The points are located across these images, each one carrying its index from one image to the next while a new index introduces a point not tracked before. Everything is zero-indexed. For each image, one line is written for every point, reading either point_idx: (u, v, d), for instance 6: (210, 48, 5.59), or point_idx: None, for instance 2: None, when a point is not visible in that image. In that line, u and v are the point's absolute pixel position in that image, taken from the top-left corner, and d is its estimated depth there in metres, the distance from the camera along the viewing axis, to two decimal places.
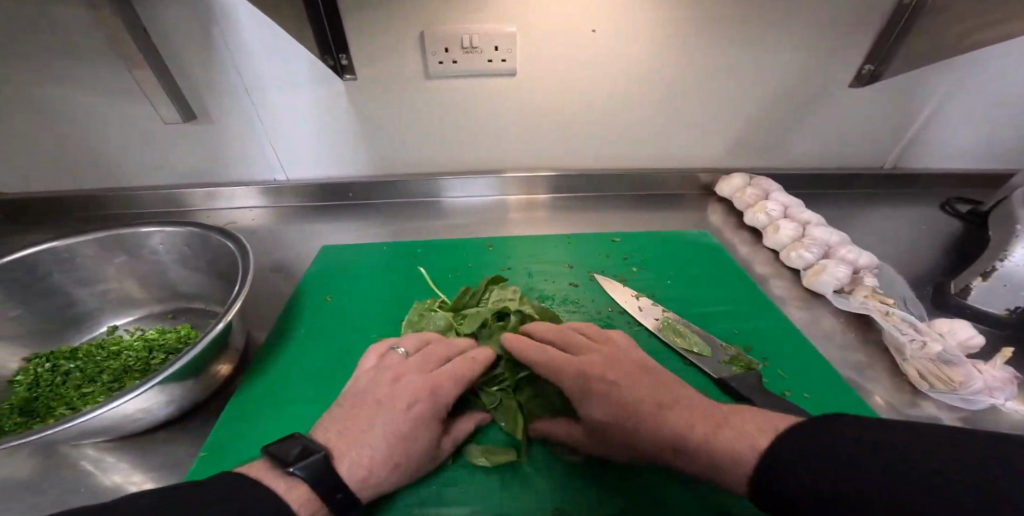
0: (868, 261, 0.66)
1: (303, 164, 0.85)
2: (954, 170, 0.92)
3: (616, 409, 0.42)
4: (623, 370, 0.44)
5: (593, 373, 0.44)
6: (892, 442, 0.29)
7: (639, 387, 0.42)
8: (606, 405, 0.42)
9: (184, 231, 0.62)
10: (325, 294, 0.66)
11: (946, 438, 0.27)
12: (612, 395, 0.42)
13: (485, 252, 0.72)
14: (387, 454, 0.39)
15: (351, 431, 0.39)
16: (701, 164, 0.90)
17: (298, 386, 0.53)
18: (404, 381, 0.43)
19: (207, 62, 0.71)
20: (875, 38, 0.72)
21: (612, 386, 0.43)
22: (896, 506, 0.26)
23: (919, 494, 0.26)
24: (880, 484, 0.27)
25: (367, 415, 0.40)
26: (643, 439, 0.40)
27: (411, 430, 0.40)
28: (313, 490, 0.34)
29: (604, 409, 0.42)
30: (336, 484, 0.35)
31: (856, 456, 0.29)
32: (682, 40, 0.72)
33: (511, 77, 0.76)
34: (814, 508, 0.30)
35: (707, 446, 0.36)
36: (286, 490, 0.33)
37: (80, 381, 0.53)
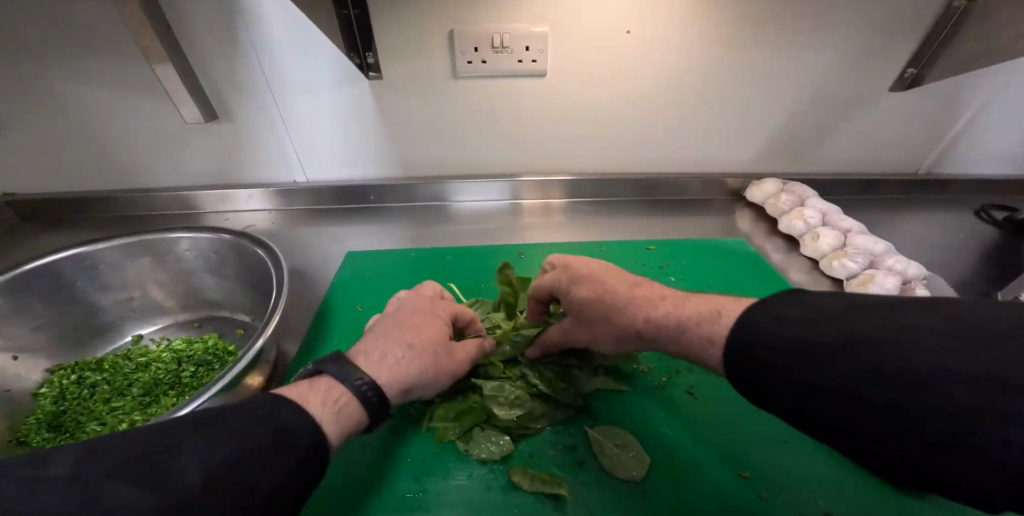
0: (917, 272, 0.64)
1: (324, 166, 0.83)
2: (987, 176, 0.90)
3: (596, 289, 0.44)
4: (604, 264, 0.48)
5: (575, 265, 0.48)
6: (877, 333, 0.26)
7: (617, 276, 0.45)
8: (586, 287, 0.45)
9: (213, 238, 0.60)
10: (355, 304, 0.64)
11: (952, 330, 0.24)
12: (592, 279, 0.45)
13: (517, 260, 0.70)
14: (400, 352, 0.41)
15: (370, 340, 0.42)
16: (729, 169, 0.88)
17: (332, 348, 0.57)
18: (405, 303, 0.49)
19: (232, 60, 0.69)
20: (921, 40, 0.71)
21: (590, 271, 0.46)
22: (862, 398, 0.25)
23: (895, 394, 0.24)
24: (852, 375, 0.26)
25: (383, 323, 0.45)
26: (621, 311, 0.42)
27: (420, 331, 0.43)
28: (333, 380, 0.36)
29: (586, 288, 0.45)
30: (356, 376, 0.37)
31: (834, 346, 0.27)
32: (719, 41, 0.70)
33: (541, 77, 0.73)
34: (769, 385, 0.30)
35: (677, 313, 0.38)
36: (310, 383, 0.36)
37: (109, 394, 0.51)
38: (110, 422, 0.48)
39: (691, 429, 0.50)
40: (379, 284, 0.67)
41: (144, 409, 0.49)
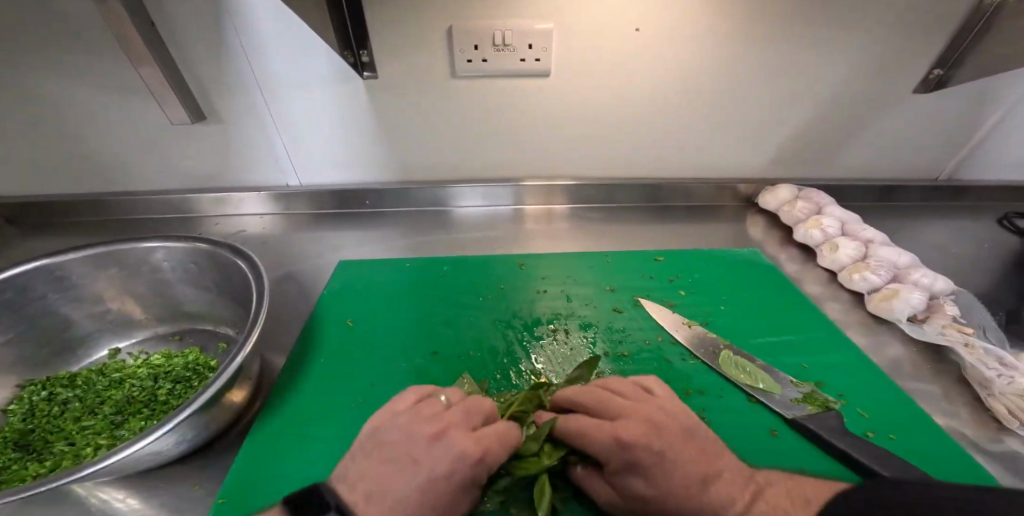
0: (943, 286, 0.61)
1: (318, 169, 0.80)
2: (1011, 183, 0.86)
3: (654, 487, 0.34)
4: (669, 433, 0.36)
5: (637, 441, 0.35)
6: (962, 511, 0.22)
7: (686, 456, 0.35)
8: (646, 481, 0.34)
9: (191, 248, 0.56)
10: (346, 316, 0.60)
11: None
12: (654, 467, 0.34)
13: (517, 271, 0.67)
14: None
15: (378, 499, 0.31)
16: (740, 174, 0.84)
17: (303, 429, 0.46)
18: (444, 438, 0.34)
19: (219, 58, 0.65)
20: (948, 41, 0.67)
21: (658, 462, 0.34)
22: None
23: None
24: None
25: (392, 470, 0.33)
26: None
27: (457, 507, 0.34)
28: None
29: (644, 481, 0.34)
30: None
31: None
32: (733, 41, 0.67)
33: (545, 77, 0.70)
34: None
35: None
36: None
37: (79, 412, 0.48)
38: (78, 444, 0.44)
39: None
40: (372, 296, 0.63)
41: (113, 430, 0.46)
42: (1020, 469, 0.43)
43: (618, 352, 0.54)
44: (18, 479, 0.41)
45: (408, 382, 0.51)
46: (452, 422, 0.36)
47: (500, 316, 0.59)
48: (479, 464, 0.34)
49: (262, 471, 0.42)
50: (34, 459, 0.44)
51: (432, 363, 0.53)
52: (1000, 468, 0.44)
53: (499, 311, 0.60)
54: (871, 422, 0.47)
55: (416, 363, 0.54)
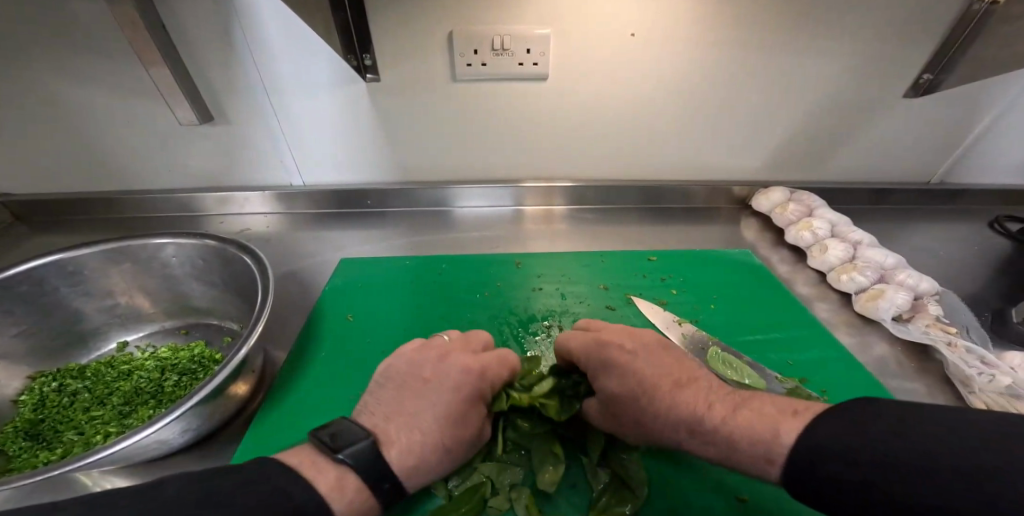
0: (928, 287, 0.62)
1: (319, 169, 0.82)
2: (1003, 186, 0.87)
3: (633, 387, 0.40)
4: (641, 343, 0.44)
5: (610, 351, 0.43)
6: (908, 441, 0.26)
7: (658, 365, 0.41)
8: (622, 380, 0.41)
9: (199, 245, 0.58)
10: (346, 312, 0.62)
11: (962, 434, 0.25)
12: (626, 373, 0.41)
13: (514, 269, 0.69)
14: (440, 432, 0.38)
15: (399, 413, 0.39)
16: (734, 177, 0.86)
17: (317, 392, 0.51)
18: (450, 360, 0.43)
19: (227, 61, 0.67)
20: (936, 48, 0.69)
21: (628, 363, 0.42)
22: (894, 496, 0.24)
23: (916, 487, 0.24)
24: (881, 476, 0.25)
25: (412, 387, 0.40)
26: (657, 419, 0.38)
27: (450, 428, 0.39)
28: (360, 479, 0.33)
29: (618, 381, 0.41)
30: (386, 474, 0.35)
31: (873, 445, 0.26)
32: (727, 47, 0.69)
33: (542, 81, 0.72)
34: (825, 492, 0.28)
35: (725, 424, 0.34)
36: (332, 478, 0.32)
37: (88, 403, 0.50)
38: (87, 432, 0.46)
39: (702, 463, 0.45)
40: (371, 292, 0.65)
41: (121, 419, 0.47)
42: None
43: None
44: (30, 465, 0.43)
45: None
46: (456, 350, 0.44)
47: (496, 313, 0.61)
48: (479, 376, 0.42)
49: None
50: (45, 447, 0.45)
51: None
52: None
53: (494, 310, 0.61)
54: None
55: None
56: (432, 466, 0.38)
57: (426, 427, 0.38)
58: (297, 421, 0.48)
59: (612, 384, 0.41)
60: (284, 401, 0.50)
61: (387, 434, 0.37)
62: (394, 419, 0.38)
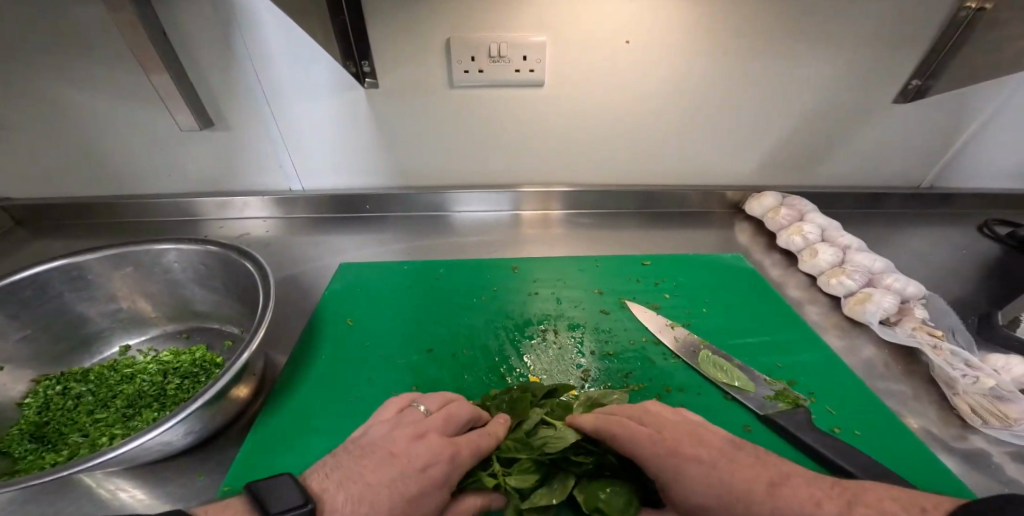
0: (915, 291, 0.64)
1: (319, 173, 0.83)
2: (992, 191, 0.89)
3: (722, 499, 0.34)
4: (713, 443, 0.39)
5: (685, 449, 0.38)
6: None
7: (741, 467, 0.36)
8: (702, 489, 0.35)
9: (201, 250, 0.59)
10: (345, 316, 0.63)
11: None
12: (708, 480, 0.35)
13: (510, 274, 0.70)
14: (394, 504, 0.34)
15: (353, 480, 0.35)
16: (728, 181, 0.87)
17: (324, 415, 0.50)
18: (425, 441, 0.39)
19: (227, 68, 0.69)
20: (924, 53, 0.70)
21: (708, 470, 0.36)
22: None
23: None
24: None
25: (377, 456, 0.37)
26: None
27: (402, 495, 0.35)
28: None
29: (701, 492, 0.35)
30: None
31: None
32: (721, 53, 0.70)
33: (539, 87, 0.73)
34: None
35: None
36: None
37: (92, 406, 0.51)
38: (91, 434, 0.47)
39: None
40: (369, 297, 0.66)
41: (124, 422, 0.48)
42: (981, 464, 0.46)
43: (604, 352, 0.57)
44: (35, 467, 0.44)
45: (405, 378, 0.54)
46: (433, 428, 0.41)
47: (493, 317, 0.62)
48: (450, 462, 0.38)
49: (261, 470, 0.44)
50: (50, 449, 0.46)
51: (427, 362, 0.56)
52: (961, 463, 0.46)
53: (491, 314, 0.62)
54: (838, 417, 0.50)
55: (411, 360, 0.56)
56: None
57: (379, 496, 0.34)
58: (293, 451, 0.46)
59: (699, 497, 0.35)
60: (282, 432, 0.48)
61: (334, 501, 0.33)
62: (347, 487, 0.34)
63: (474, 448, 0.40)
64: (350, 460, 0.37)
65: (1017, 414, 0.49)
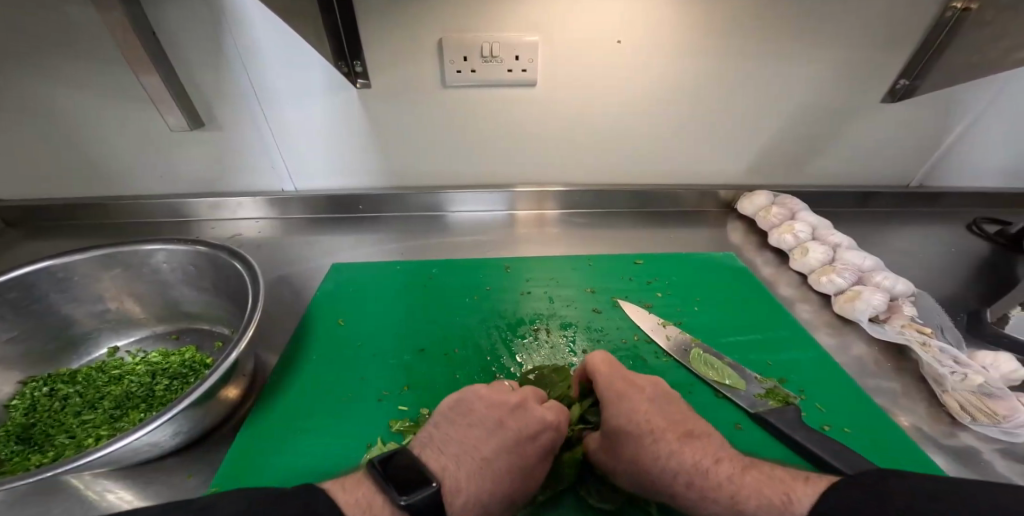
0: (905, 289, 0.64)
1: (311, 174, 0.82)
2: (981, 189, 0.89)
3: (635, 427, 0.41)
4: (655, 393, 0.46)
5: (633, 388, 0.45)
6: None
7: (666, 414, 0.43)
8: (627, 417, 0.42)
9: (190, 250, 0.59)
10: (337, 316, 0.62)
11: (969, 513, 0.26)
12: (633, 411, 0.43)
13: (503, 274, 0.70)
14: (498, 494, 0.37)
15: (470, 459, 0.38)
16: (719, 181, 0.88)
17: (314, 417, 0.50)
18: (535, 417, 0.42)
19: (217, 67, 0.68)
20: (912, 52, 0.70)
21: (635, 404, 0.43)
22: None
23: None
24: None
25: (485, 431, 0.40)
26: (656, 463, 0.39)
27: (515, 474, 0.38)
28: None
29: (626, 416, 0.42)
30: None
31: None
32: (713, 53, 0.70)
33: (531, 87, 0.73)
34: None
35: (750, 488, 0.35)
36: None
37: (79, 407, 0.50)
38: (79, 435, 0.47)
39: None
40: (361, 296, 0.66)
41: (112, 423, 0.48)
42: (969, 460, 0.47)
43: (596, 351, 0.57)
44: (21, 468, 0.43)
45: (397, 377, 0.54)
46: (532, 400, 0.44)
47: (485, 316, 0.62)
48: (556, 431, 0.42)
49: (252, 469, 0.44)
50: (37, 450, 0.46)
51: (418, 362, 0.56)
52: (949, 458, 0.47)
53: (483, 314, 0.62)
54: (828, 415, 0.50)
55: (403, 359, 0.56)
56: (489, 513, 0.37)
57: (493, 479, 0.37)
58: (277, 454, 0.46)
59: (618, 420, 0.42)
60: (266, 430, 0.48)
61: (457, 481, 0.36)
62: (466, 465, 0.37)
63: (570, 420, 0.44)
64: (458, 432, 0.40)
65: (1005, 411, 0.49)
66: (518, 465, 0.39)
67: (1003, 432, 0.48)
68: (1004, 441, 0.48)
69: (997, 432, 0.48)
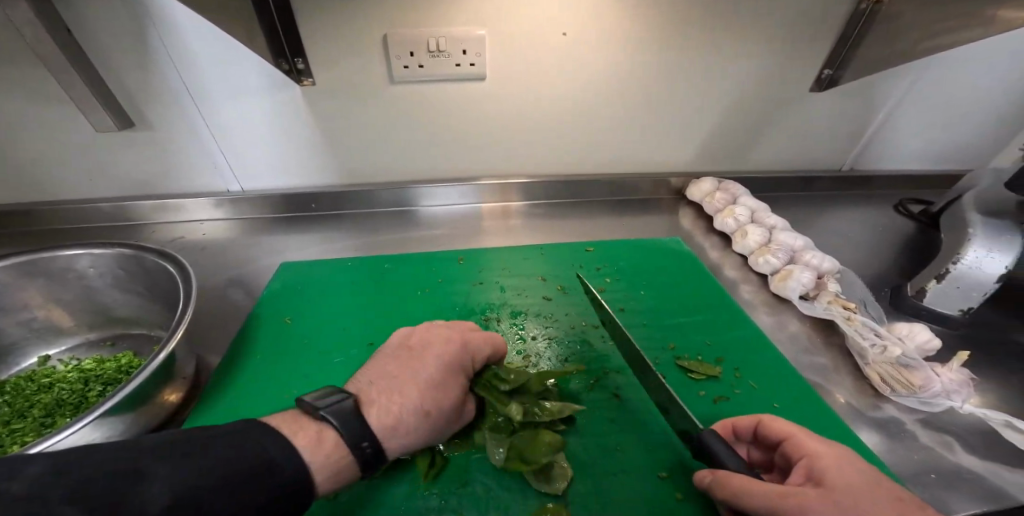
0: (831, 266, 0.69)
1: (258, 173, 0.80)
2: (909, 172, 0.96)
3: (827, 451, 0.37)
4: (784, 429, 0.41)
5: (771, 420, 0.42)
6: None
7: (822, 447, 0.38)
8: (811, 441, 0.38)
9: (115, 253, 0.57)
10: (284, 315, 0.61)
11: None
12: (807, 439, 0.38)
13: (456, 266, 0.70)
14: (418, 405, 0.39)
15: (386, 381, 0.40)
16: (671, 168, 0.91)
17: (259, 413, 0.49)
18: (436, 333, 0.46)
19: (145, 67, 0.65)
20: (833, 43, 0.75)
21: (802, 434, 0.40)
22: None
23: None
24: None
25: (397, 360, 0.43)
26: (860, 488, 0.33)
27: (435, 395, 0.40)
28: (343, 437, 0.34)
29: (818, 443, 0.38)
30: (363, 433, 0.35)
31: None
32: (655, 45, 0.72)
33: (480, 80, 0.73)
34: None
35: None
36: (318, 433, 0.34)
37: (7, 417, 0.48)
38: (4, 445, 0.44)
39: (615, 426, 0.50)
40: (310, 296, 0.65)
41: (41, 430, 0.45)
42: (891, 432, 0.50)
43: (546, 337, 0.58)
44: None
45: (345, 372, 0.54)
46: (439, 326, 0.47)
47: (435, 308, 0.62)
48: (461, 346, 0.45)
49: None
50: None
51: (368, 358, 0.56)
52: (874, 432, 0.51)
53: (434, 308, 0.62)
54: (760, 391, 0.53)
55: (352, 355, 0.56)
56: (413, 432, 0.39)
57: (406, 392, 0.39)
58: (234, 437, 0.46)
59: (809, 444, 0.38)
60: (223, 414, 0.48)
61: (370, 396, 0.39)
62: (378, 384, 0.40)
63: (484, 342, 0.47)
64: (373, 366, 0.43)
65: (921, 381, 0.52)
66: (428, 378, 0.41)
67: (922, 402, 0.52)
68: (923, 411, 0.52)
69: (916, 402, 0.52)
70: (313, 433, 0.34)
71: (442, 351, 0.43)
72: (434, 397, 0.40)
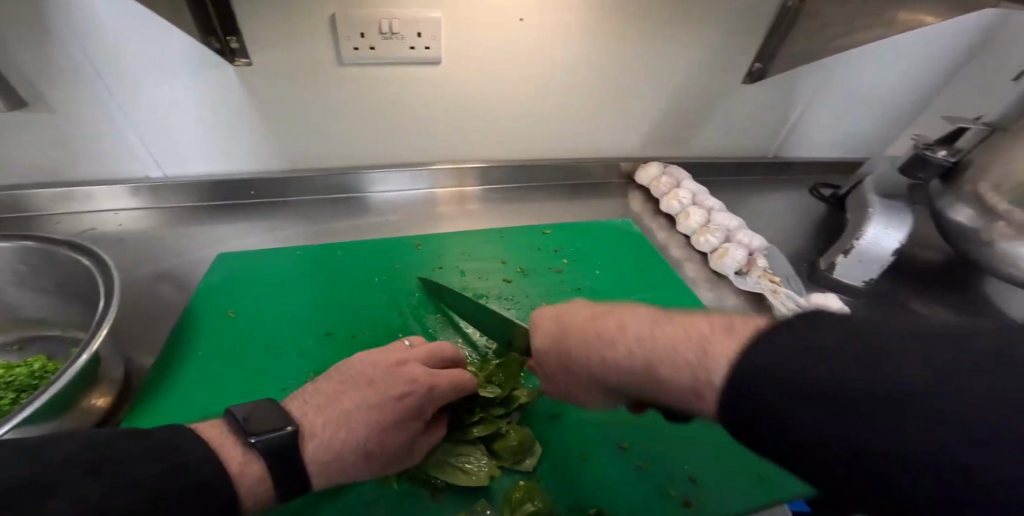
0: (760, 244, 0.76)
1: (188, 158, 0.73)
2: (823, 159, 1.08)
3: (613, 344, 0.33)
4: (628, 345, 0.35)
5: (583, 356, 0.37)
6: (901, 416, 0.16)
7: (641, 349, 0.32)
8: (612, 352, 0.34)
9: (15, 246, 0.50)
10: (228, 309, 0.57)
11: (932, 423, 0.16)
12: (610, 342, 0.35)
13: (414, 251, 0.69)
14: (359, 446, 0.36)
15: (331, 408, 0.37)
16: (621, 154, 0.95)
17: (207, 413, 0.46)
18: (405, 366, 0.42)
19: (40, 33, 0.57)
20: (762, 40, 0.82)
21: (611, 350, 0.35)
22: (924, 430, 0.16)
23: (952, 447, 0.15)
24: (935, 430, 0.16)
25: (355, 389, 0.39)
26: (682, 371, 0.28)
27: (381, 437, 0.37)
28: (267, 468, 0.32)
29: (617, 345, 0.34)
30: (295, 468, 0.33)
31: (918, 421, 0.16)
32: (604, 36, 0.75)
33: (435, 64, 0.72)
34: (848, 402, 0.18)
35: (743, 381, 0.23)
36: (242, 463, 0.31)
37: None
38: None
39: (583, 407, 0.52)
40: (258, 288, 0.61)
41: None
42: None
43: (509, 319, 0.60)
44: None
45: (302, 364, 0.52)
46: (413, 356, 0.44)
47: (395, 295, 0.61)
48: (427, 392, 0.40)
49: None
50: None
51: (327, 348, 0.54)
52: None
53: (394, 294, 0.61)
54: None
55: (310, 346, 0.54)
56: (350, 469, 0.37)
57: (353, 428, 0.36)
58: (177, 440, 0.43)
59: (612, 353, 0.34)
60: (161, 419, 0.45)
61: (313, 426, 0.36)
62: (325, 413, 0.37)
63: (453, 382, 0.43)
64: (329, 387, 0.39)
65: None
66: (376, 418, 0.37)
67: None
68: None
69: None
70: (241, 454, 0.32)
71: (405, 396, 0.39)
72: (377, 440, 0.37)
